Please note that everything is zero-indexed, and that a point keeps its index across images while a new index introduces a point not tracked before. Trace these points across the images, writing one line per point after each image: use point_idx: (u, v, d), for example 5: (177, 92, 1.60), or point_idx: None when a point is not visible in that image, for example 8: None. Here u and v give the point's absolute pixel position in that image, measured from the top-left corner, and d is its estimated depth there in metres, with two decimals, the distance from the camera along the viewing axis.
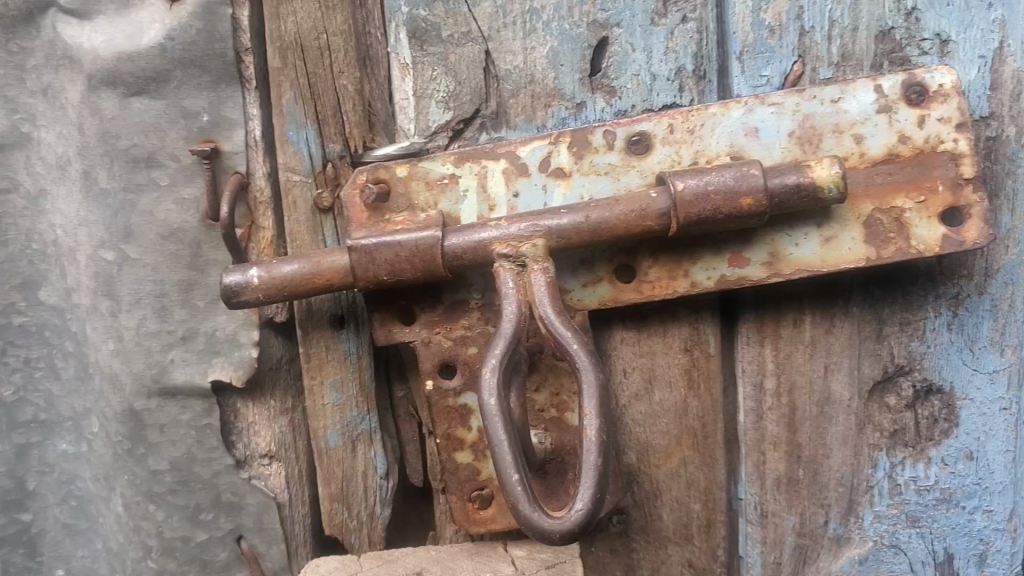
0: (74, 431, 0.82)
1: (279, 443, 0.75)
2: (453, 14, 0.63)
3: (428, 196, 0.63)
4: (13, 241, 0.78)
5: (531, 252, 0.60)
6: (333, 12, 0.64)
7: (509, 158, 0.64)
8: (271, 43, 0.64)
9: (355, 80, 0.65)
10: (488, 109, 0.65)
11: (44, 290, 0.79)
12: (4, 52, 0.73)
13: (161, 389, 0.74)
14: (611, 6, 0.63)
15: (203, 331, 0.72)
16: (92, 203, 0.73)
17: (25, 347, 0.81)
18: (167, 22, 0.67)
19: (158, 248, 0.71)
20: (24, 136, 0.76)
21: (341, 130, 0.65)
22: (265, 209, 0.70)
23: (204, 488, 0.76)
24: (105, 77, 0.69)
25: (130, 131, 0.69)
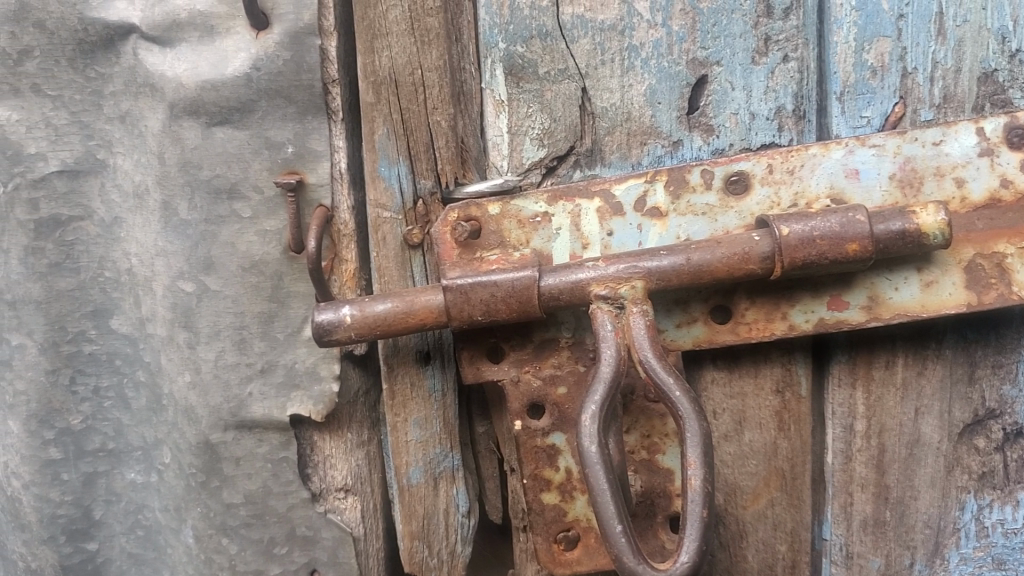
0: (144, 461, 0.90)
1: (355, 476, 0.83)
2: (550, 51, 0.62)
3: (520, 233, 0.62)
4: (86, 268, 0.83)
5: (630, 293, 0.58)
6: (428, 47, 0.62)
7: (603, 197, 0.63)
8: (363, 78, 0.62)
9: (449, 117, 0.64)
10: (582, 146, 0.64)
11: (116, 319, 0.85)
12: (82, 78, 0.76)
13: (238, 422, 0.80)
14: (711, 44, 0.63)
15: (282, 363, 0.78)
16: (172, 233, 0.77)
17: (95, 375, 0.87)
18: (253, 52, 0.69)
19: (238, 280, 0.76)
20: (99, 162, 0.80)
21: (432, 167, 0.63)
22: (349, 242, 0.74)
23: (277, 522, 0.83)
24: (188, 106, 0.72)
25: (213, 161, 0.73)
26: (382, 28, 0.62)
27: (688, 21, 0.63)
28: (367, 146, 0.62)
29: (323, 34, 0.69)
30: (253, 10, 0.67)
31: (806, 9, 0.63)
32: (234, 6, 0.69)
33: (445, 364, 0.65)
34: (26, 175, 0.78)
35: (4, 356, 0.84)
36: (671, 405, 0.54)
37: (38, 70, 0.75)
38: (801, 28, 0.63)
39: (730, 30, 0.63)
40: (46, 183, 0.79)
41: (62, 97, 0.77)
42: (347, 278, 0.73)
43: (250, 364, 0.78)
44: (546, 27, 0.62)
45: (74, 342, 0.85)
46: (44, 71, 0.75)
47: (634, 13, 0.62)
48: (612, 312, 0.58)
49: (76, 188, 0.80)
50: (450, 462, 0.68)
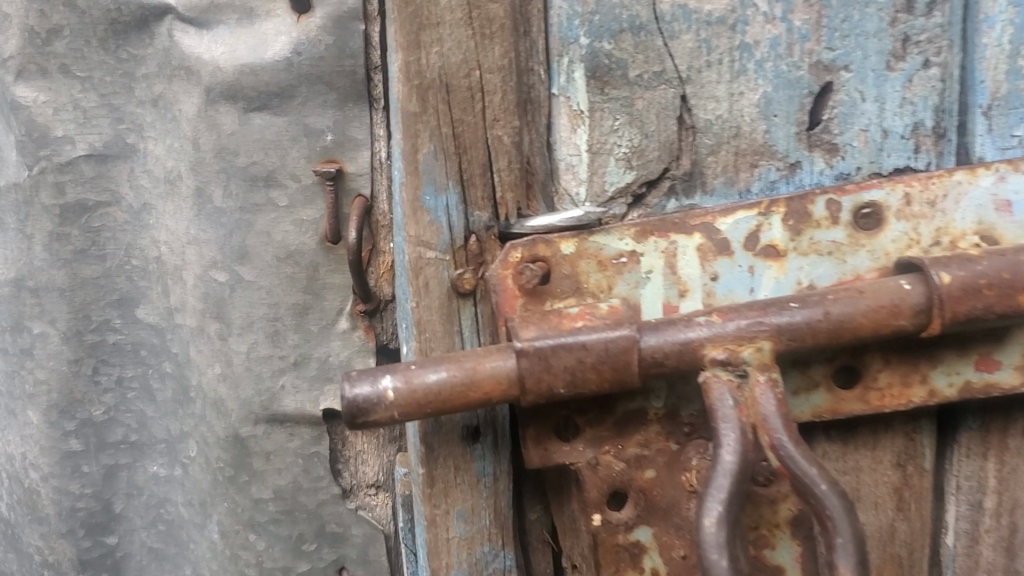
0: (168, 454, 0.82)
1: (388, 472, 0.75)
2: (644, 49, 0.49)
3: (600, 278, 0.50)
4: (112, 255, 0.77)
5: (754, 358, 0.48)
6: (490, 41, 0.48)
7: (705, 232, 0.51)
8: (404, 80, 0.48)
9: (513, 130, 0.50)
10: (679, 168, 0.51)
11: (144, 308, 0.78)
12: (113, 59, 0.71)
13: (269, 416, 0.74)
14: (839, 45, 0.51)
15: (316, 356, 0.73)
16: (204, 221, 0.72)
17: (119, 366, 0.79)
18: (292, 36, 0.66)
19: (274, 270, 0.71)
20: (130, 147, 0.74)
21: (489, 195, 0.50)
22: (386, 234, 0.70)
23: (308, 518, 0.76)
24: (224, 90, 0.68)
25: (250, 148, 0.68)
26: (431, 17, 0.48)
27: (813, 15, 0.51)
28: (408, 169, 0.49)
29: (367, 18, 0.66)
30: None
31: (953, 3, 0.51)
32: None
33: (499, 441, 0.53)
34: (52, 159, 0.73)
35: (25, 344, 0.77)
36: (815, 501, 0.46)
37: (68, 51, 0.71)
38: (946, 27, 0.51)
39: (862, 27, 0.51)
40: (73, 167, 0.74)
41: (91, 80, 0.72)
42: (384, 269, 0.71)
43: (282, 357, 0.72)
44: (639, 18, 0.49)
45: (98, 332, 0.78)
46: (74, 52, 0.71)
47: (749, 3, 0.50)
48: (731, 382, 0.48)
49: (104, 173, 0.75)
50: (500, 562, 0.56)
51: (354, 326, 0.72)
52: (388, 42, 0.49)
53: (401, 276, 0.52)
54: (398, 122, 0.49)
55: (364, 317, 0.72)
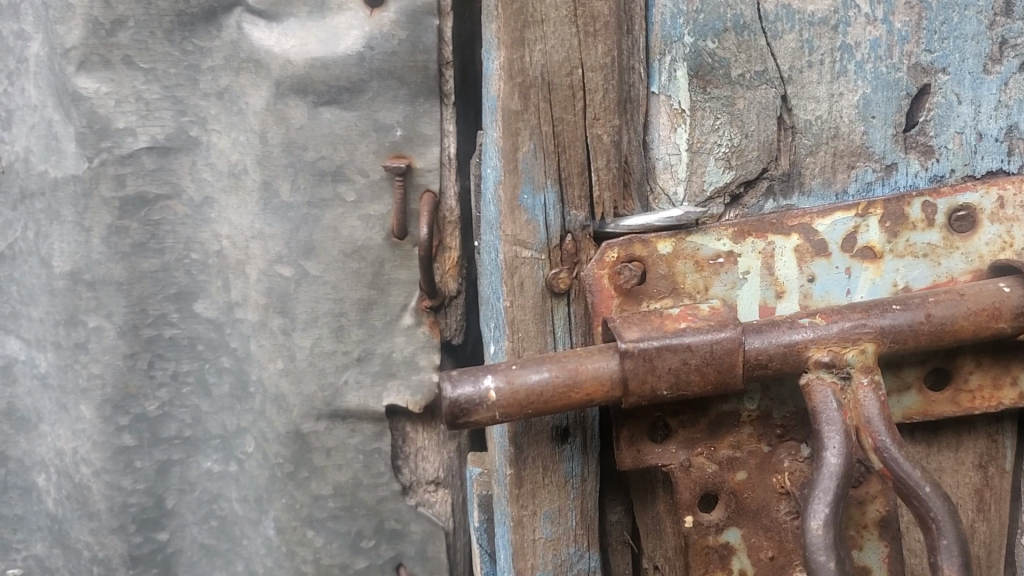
0: (222, 449, 0.82)
1: (448, 469, 0.79)
2: (747, 48, 0.49)
3: (697, 278, 0.50)
4: (171, 249, 0.77)
5: (858, 360, 0.48)
6: (594, 40, 0.48)
7: (802, 233, 0.51)
8: (507, 77, 0.48)
9: (613, 130, 0.49)
10: (778, 168, 0.51)
11: (201, 302, 0.79)
12: (178, 51, 0.72)
13: (331, 411, 0.75)
14: (938, 47, 0.51)
15: (380, 352, 0.73)
16: (271, 216, 0.72)
17: (175, 360, 0.80)
18: (366, 30, 0.67)
19: (339, 265, 0.71)
20: (192, 139, 0.75)
21: (586, 195, 0.50)
22: (452, 229, 0.72)
23: (367, 515, 0.78)
24: (294, 85, 0.68)
25: (318, 143, 0.69)
26: (536, 14, 0.47)
27: (913, 17, 0.50)
28: (508, 166, 0.49)
29: (441, 13, 0.67)
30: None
31: None
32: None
33: (588, 442, 0.53)
34: (113, 150, 0.73)
35: (80, 338, 0.77)
36: (917, 503, 0.45)
37: (132, 42, 0.71)
38: None
39: (961, 29, 0.51)
40: (134, 159, 0.74)
41: (155, 71, 0.72)
42: (450, 265, 0.72)
43: (347, 353, 0.73)
44: (743, 17, 0.48)
45: (154, 326, 0.78)
46: (138, 43, 0.71)
47: (852, 4, 0.49)
48: (836, 384, 0.48)
49: (165, 166, 0.75)
50: (583, 564, 0.55)
51: (419, 321, 0.73)
52: (489, 40, 0.49)
53: (493, 275, 0.52)
54: (498, 120, 0.48)
55: (429, 313, 0.73)
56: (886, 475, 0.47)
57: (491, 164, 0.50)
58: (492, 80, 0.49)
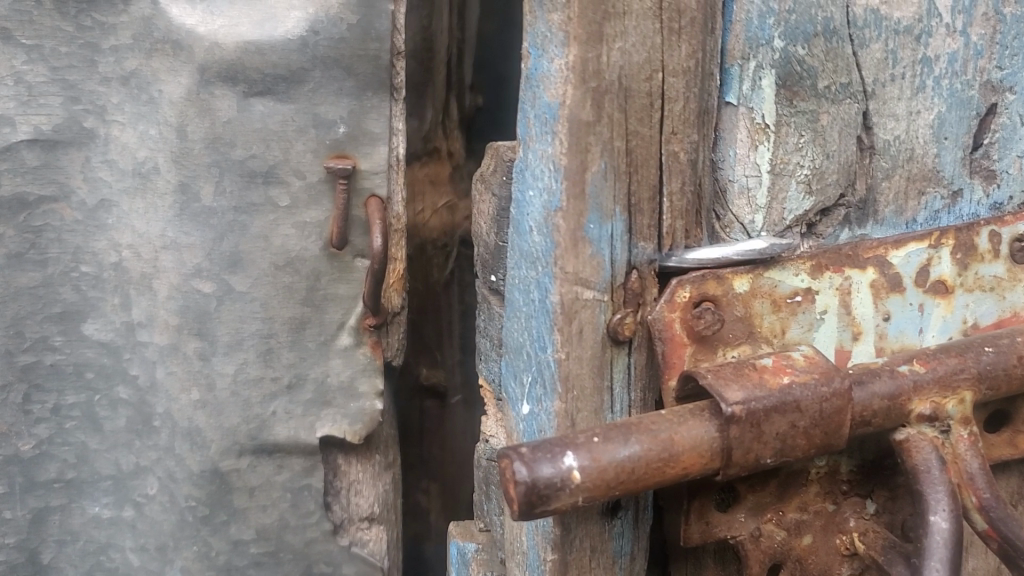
0: (113, 492, 0.76)
1: (383, 502, 0.79)
2: (835, 57, 0.43)
3: (775, 320, 0.43)
4: (55, 259, 0.70)
5: (958, 411, 0.43)
6: (678, 39, 0.40)
7: (878, 266, 0.45)
8: (579, 79, 0.39)
9: (691, 146, 0.41)
10: (854, 195, 0.45)
11: (92, 323, 0.72)
12: (72, 25, 0.64)
13: (256, 446, 0.72)
14: (1009, 64, 0.47)
15: (313, 377, 0.71)
16: (188, 224, 0.67)
17: (57, 392, 0.73)
18: (309, 12, 0.63)
19: (269, 278, 0.68)
20: (86, 131, 0.68)
21: (655, 223, 0.41)
22: (399, 237, 0.70)
23: (294, 558, 0.76)
24: (222, 70, 0.63)
25: (249, 139, 0.65)
26: (618, 3, 0.38)
27: (989, 30, 0.46)
28: (573, 189, 0.39)
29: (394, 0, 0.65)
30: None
31: None
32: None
33: (640, 515, 0.45)
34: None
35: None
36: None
37: (11, 12, 0.64)
38: None
39: None
40: (13, 153, 0.67)
41: (40, 49, 0.65)
42: (394, 278, 0.71)
43: (276, 379, 0.70)
44: (833, 21, 0.42)
45: (32, 351, 0.72)
46: (20, 14, 0.64)
47: (934, 13, 0.45)
48: (937, 440, 0.42)
49: (51, 161, 0.68)
50: None
51: (359, 342, 0.71)
52: (549, 30, 0.39)
53: (534, 321, 0.42)
54: (563, 132, 0.39)
55: (370, 332, 0.71)
56: (988, 536, 0.42)
57: (541, 184, 0.41)
58: (551, 82, 0.40)
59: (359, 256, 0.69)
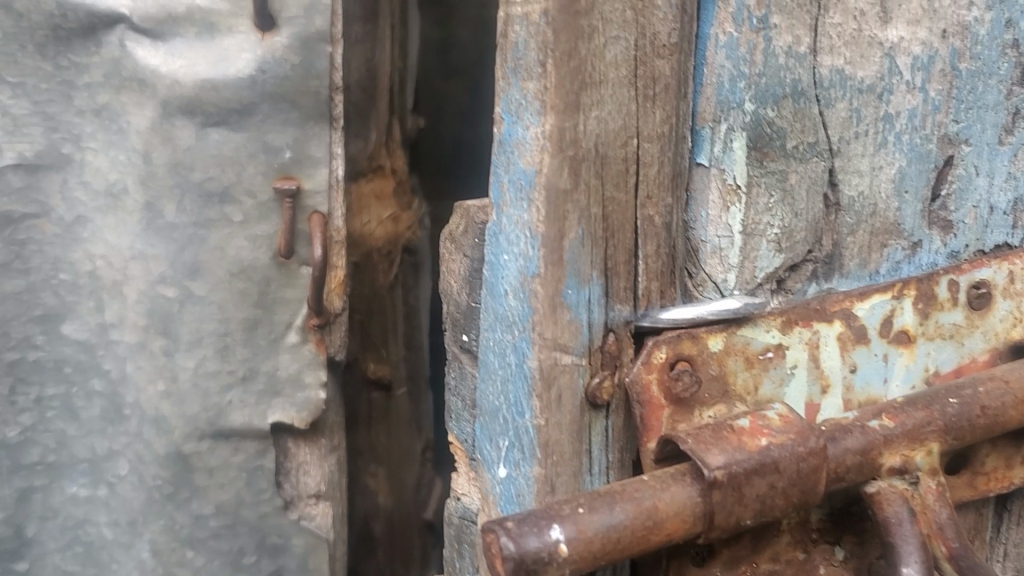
0: (90, 473, 0.80)
1: (330, 482, 0.83)
2: (804, 117, 0.43)
3: (748, 378, 0.44)
4: (37, 269, 0.76)
5: (925, 462, 0.44)
6: (652, 105, 0.40)
7: (845, 319, 0.46)
8: (557, 147, 0.38)
9: (665, 209, 0.41)
10: (821, 250, 0.46)
11: (70, 324, 0.77)
12: (51, 65, 0.70)
13: (215, 432, 0.77)
14: (964, 117, 0.48)
15: (264, 370, 0.76)
16: (154, 237, 0.73)
17: (38, 384, 0.78)
18: (258, 53, 0.68)
19: (225, 285, 0.73)
20: (64, 157, 0.73)
21: (631, 286, 0.41)
22: (339, 248, 0.75)
23: (249, 532, 0.81)
24: (182, 105, 0.69)
25: (206, 164, 0.71)
26: (594, 73, 0.38)
27: (945, 86, 0.47)
28: (552, 258, 0.39)
29: (332, 41, 0.70)
30: (263, 9, 0.67)
31: None
32: (238, 4, 0.67)
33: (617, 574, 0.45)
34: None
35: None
36: None
37: None
38: None
39: (984, 99, 0.49)
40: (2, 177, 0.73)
41: (24, 85, 0.71)
42: (337, 284, 0.76)
43: (231, 371, 0.75)
44: (801, 82, 0.43)
45: (17, 349, 0.77)
46: (6, 56, 0.69)
47: (896, 71, 0.46)
48: (907, 491, 0.43)
49: (34, 184, 0.74)
50: None
51: (304, 339, 0.76)
52: (524, 99, 0.39)
53: (511, 385, 0.42)
54: (540, 200, 0.39)
55: (315, 331, 0.76)
56: None
57: (517, 250, 0.41)
58: (528, 149, 0.40)
59: (304, 264, 0.74)
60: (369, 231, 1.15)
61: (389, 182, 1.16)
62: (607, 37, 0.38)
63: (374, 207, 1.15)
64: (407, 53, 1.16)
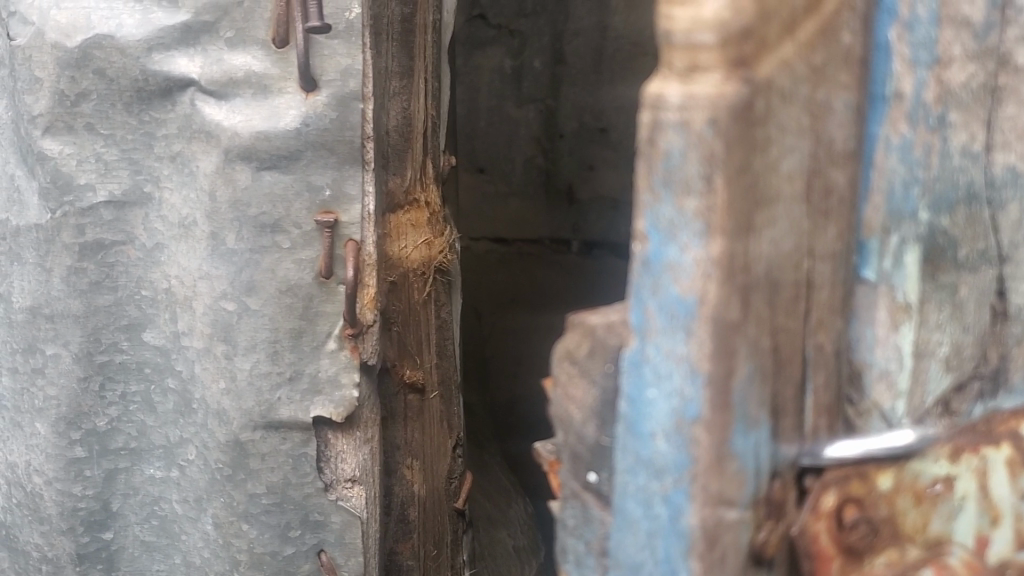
0: (164, 457, 1.01)
1: (364, 469, 0.99)
2: (975, 222, 0.39)
3: (917, 516, 0.39)
4: (124, 287, 0.96)
5: None
6: (827, 221, 0.35)
7: (1014, 441, 0.41)
8: (727, 269, 0.32)
9: (835, 336, 0.37)
10: (987, 367, 0.41)
11: (149, 332, 0.97)
12: (136, 120, 0.89)
13: (267, 423, 0.93)
14: None
15: (307, 371, 0.92)
16: (218, 259, 0.90)
17: (124, 382, 0.99)
18: (303, 109, 0.85)
19: (275, 301, 0.90)
20: (145, 194, 0.93)
21: (798, 424, 0.37)
22: (371, 271, 0.92)
23: (295, 508, 0.97)
24: (241, 152, 0.86)
25: (260, 201, 0.87)
26: (768, 189, 0.33)
27: None
28: (721, 403, 0.33)
29: (363, 99, 0.86)
30: (306, 73, 0.83)
31: None
32: (287, 70, 0.84)
33: None
34: (74, 204, 0.92)
35: (37, 364, 0.97)
36: None
37: (94, 112, 0.89)
38: None
39: None
40: (93, 212, 0.93)
41: (114, 136, 0.90)
42: (367, 299, 0.92)
43: (280, 373, 0.92)
44: (975, 183, 0.39)
45: (106, 352, 0.97)
46: (100, 112, 0.89)
47: None
48: None
49: (120, 217, 0.94)
50: None
51: (341, 346, 0.92)
52: (681, 213, 0.33)
53: (659, 540, 0.37)
54: (703, 328, 0.33)
55: (350, 339, 0.92)
56: None
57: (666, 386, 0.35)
58: (686, 270, 0.33)
59: (342, 282, 0.90)
60: (405, 254, 1.11)
61: (424, 214, 1.12)
62: (784, 146, 0.33)
63: (411, 234, 1.11)
64: (442, 98, 1.17)
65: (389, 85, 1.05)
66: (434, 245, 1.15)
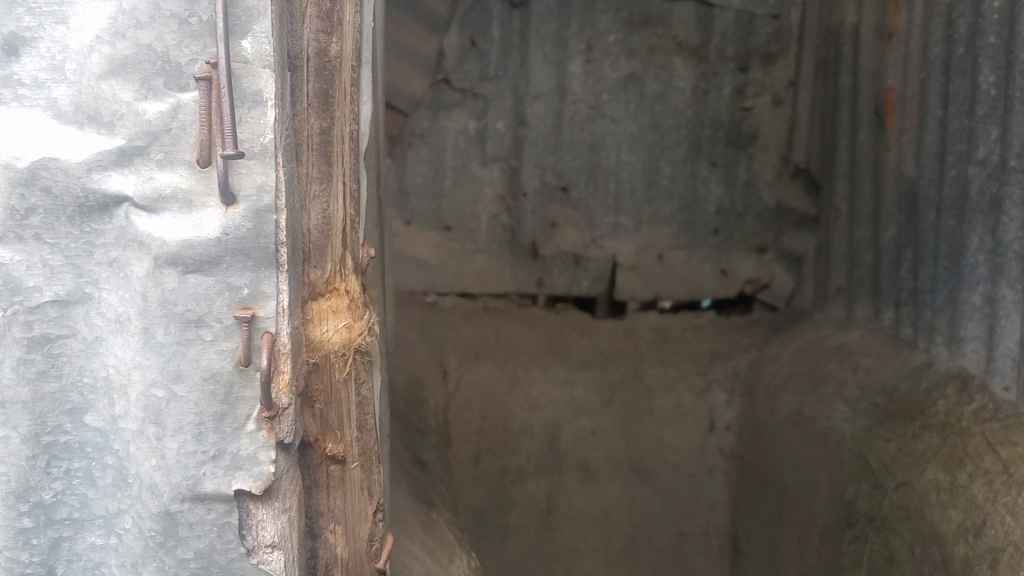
0: (104, 527, 1.24)
1: (281, 535, 1.23)
2: None
3: None
4: (68, 374, 1.20)
5: None
6: None
7: None
8: None
9: None
10: None
11: (90, 415, 1.21)
12: (78, 231, 1.15)
13: (193, 495, 1.19)
14: None
15: (229, 450, 1.18)
16: (148, 351, 1.16)
17: (67, 460, 1.22)
18: (223, 219, 1.13)
19: (200, 386, 1.17)
20: (86, 294, 1.18)
21: None
22: (286, 359, 1.19)
23: (221, 571, 1.21)
24: (169, 259, 1.13)
25: (186, 300, 1.14)
26: None
27: None
28: None
29: (276, 211, 1.15)
30: (226, 188, 1.12)
31: None
32: (208, 187, 1.13)
33: None
34: (23, 303, 1.16)
35: None
36: None
37: (42, 224, 1.14)
38: None
39: None
40: (41, 309, 1.17)
41: (57, 245, 1.16)
42: (282, 384, 1.19)
43: (205, 451, 1.18)
44: None
45: (52, 433, 1.21)
46: (46, 224, 1.15)
47: None
48: None
49: (65, 314, 1.18)
50: None
51: (259, 427, 1.18)
52: None
53: None
54: None
55: (266, 421, 1.19)
56: None
57: None
58: None
59: (257, 369, 1.17)
60: (326, 338, 1.36)
61: (345, 300, 1.38)
62: None
63: (332, 318, 1.36)
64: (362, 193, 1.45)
65: (308, 188, 1.33)
66: (352, 329, 1.39)
